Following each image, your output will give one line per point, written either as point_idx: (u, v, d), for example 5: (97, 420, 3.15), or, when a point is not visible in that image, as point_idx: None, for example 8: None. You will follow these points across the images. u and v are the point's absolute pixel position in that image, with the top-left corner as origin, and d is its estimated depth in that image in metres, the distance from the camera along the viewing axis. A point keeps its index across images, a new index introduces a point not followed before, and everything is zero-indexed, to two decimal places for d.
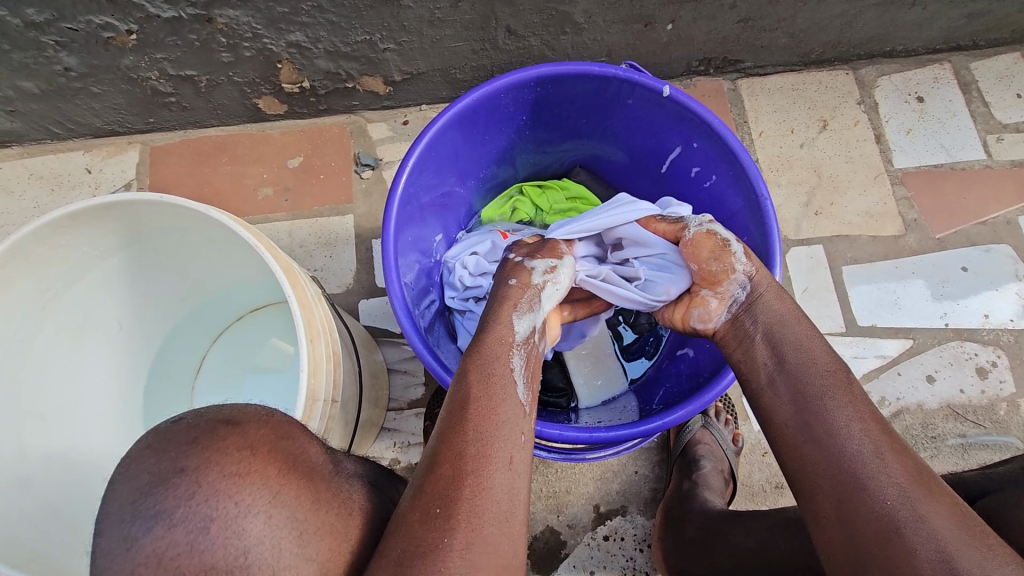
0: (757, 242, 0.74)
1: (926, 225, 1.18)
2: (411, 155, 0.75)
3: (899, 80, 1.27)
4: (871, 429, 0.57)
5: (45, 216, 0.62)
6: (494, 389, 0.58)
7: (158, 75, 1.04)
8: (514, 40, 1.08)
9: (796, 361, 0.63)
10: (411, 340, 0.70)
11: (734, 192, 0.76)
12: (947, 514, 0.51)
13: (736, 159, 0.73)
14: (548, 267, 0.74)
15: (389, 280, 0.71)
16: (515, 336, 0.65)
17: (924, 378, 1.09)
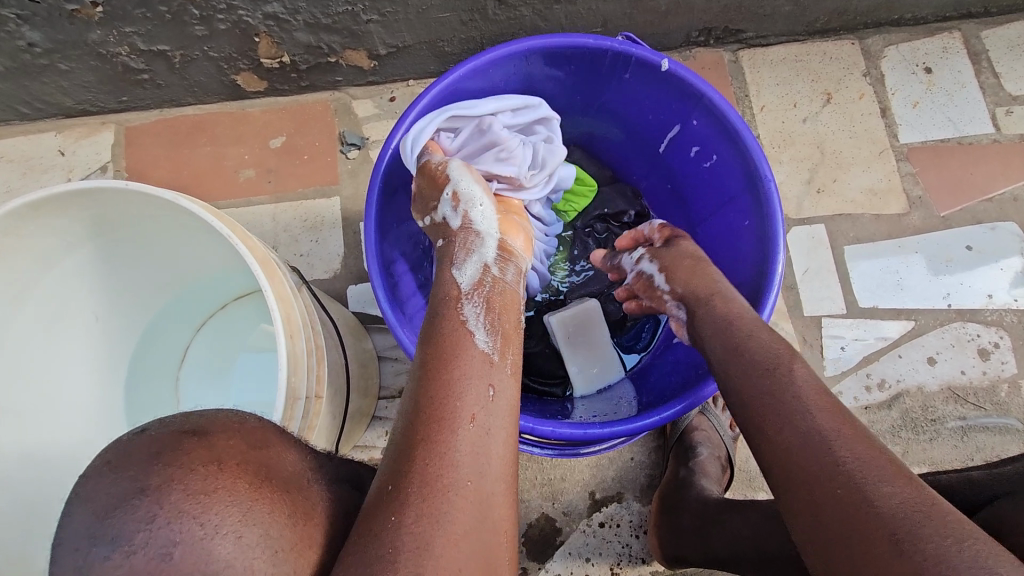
0: (760, 227, 0.69)
1: (930, 202, 1.15)
2: (393, 138, 0.72)
3: (907, 50, 1.22)
4: (819, 414, 0.55)
5: (4, 206, 0.58)
6: (448, 355, 0.57)
7: (129, 51, 0.99)
8: (504, 10, 1.02)
9: (733, 357, 0.63)
10: (396, 333, 0.67)
11: (735, 173, 0.71)
12: (899, 496, 0.49)
13: (738, 138, 0.68)
14: (451, 200, 0.72)
15: (372, 271, 0.69)
16: (460, 288, 0.65)
17: (924, 360, 1.08)
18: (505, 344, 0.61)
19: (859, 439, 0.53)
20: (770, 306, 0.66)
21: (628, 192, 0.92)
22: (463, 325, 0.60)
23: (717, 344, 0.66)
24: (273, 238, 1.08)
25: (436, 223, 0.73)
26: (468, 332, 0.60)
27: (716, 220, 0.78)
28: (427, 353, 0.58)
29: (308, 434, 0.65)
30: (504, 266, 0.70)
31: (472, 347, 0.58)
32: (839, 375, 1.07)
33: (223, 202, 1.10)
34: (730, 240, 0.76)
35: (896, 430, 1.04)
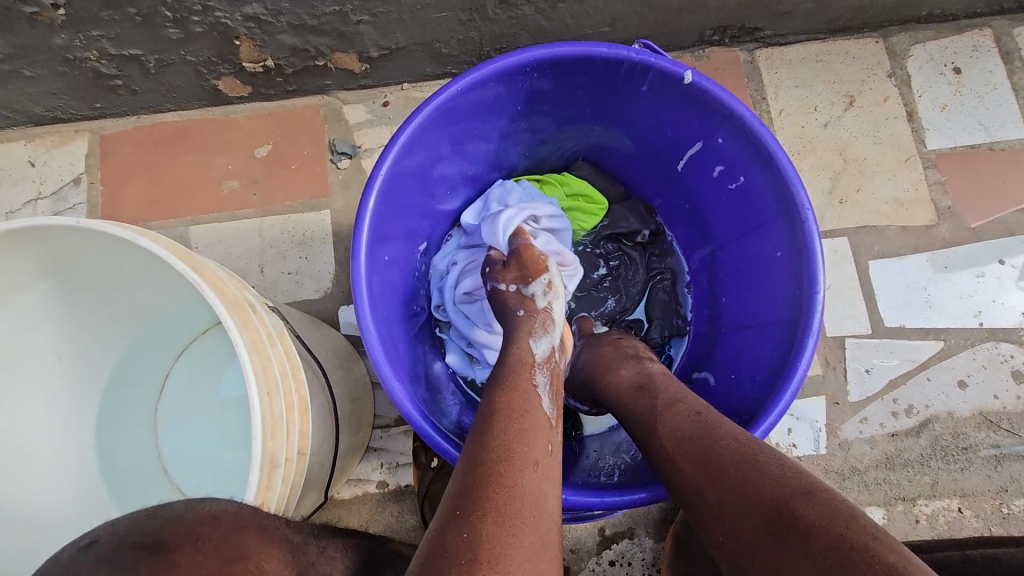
0: (796, 258, 0.63)
1: (960, 213, 1.08)
2: (382, 163, 0.66)
3: (934, 49, 1.14)
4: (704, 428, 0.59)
5: None
6: (520, 405, 0.57)
7: (98, 55, 0.91)
8: (505, 9, 0.94)
9: (628, 402, 0.67)
10: (388, 385, 0.62)
11: (765, 197, 0.66)
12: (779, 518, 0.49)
13: (770, 158, 0.62)
14: (546, 285, 0.74)
15: (362, 314, 0.64)
16: (534, 357, 0.65)
17: (955, 384, 1.01)
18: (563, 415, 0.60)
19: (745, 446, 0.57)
20: (812, 351, 0.59)
21: (641, 210, 0.85)
22: (535, 387, 0.60)
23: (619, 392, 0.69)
24: (259, 255, 1.01)
25: (523, 295, 0.73)
26: (538, 397, 0.59)
27: (743, 246, 0.72)
28: (496, 396, 0.58)
29: (290, 497, 0.58)
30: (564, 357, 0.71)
31: (538, 410, 0.57)
32: (864, 400, 1.01)
33: (206, 216, 1.03)
34: (759, 271, 0.69)
35: (925, 459, 0.98)
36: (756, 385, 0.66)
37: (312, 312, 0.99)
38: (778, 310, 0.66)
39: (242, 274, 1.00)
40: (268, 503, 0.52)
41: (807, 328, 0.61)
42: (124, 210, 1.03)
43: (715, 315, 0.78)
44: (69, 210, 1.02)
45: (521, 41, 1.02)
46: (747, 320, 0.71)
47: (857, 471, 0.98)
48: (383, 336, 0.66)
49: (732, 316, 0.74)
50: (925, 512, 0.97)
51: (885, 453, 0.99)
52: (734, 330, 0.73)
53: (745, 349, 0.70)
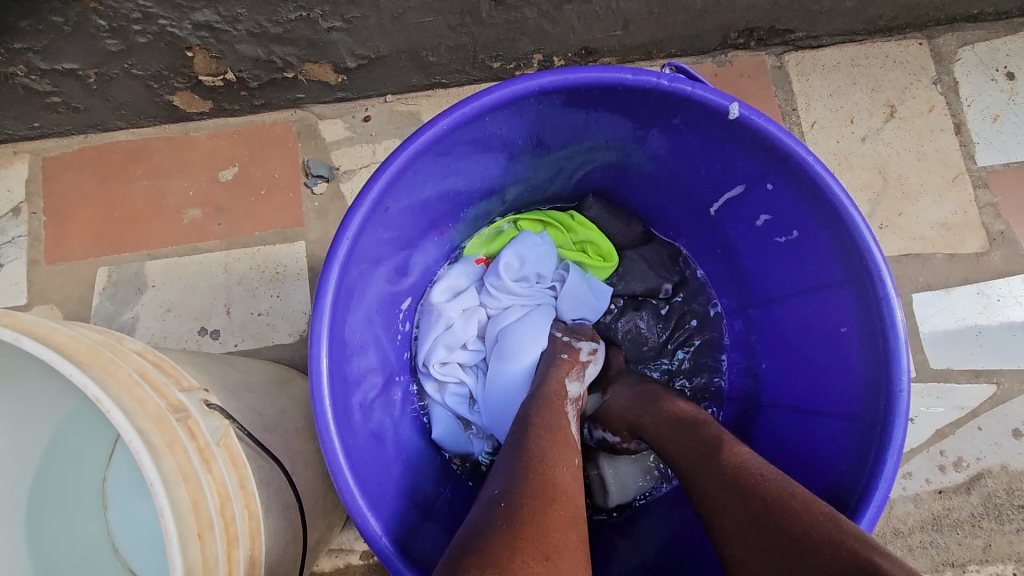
0: (866, 336, 0.56)
1: (1014, 238, 0.96)
2: (349, 227, 0.54)
3: (985, 52, 1.01)
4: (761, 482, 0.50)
5: None
6: (552, 426, 0.56)
7: (26, 70, 0.78)
8: (503, 12, 0.81)
9: (675, 433, 0.59)
10: (357, 515, 0.53)
11: (827, 259, 0.58)
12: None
13: (839, 217, 0.54)
14: (593, 350, 0.70)
15: (322, 426, 0.53)
16: (569, 392, 0.63)
17: (1009, 433, 0.90)
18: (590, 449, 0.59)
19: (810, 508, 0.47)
20: (893, 462, 0.52)
21: (664, 253, 0.75)
22: (563, 408, 0.60)
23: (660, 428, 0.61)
24: (225, 294, 0.89)
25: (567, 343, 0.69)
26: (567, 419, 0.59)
27: (792, 310, 0.65)
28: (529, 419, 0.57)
29: None
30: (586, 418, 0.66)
31: (569, 430, 0.57)
32: (907, 452, 0.89)
33: (165, 249, 0.90)
34: (818, 337, 0.62)
35: (977, 519, 0.87)
36: (819, 478, 0.59)
37: (284, 360, 0.87)
38: (841, 398, 0.59)
39: (205, 315, 0.88)
40: None
41: (886, 428, 0.54)
42: (70, 243, 0.90)
43: (754, 381, 0.70)
44: (7, 245, 0.90)
45: (522, 48, 0.89)
46: (803, 399, 0.64)
47: (901, 533, 0.87)
48: (346, 432, 0.55)
49: (778, 389, 0.67)
50: None
51: (932, 513, 0.87)
52: (783, 407, 0.66)
53: (798, 433, 0.63)
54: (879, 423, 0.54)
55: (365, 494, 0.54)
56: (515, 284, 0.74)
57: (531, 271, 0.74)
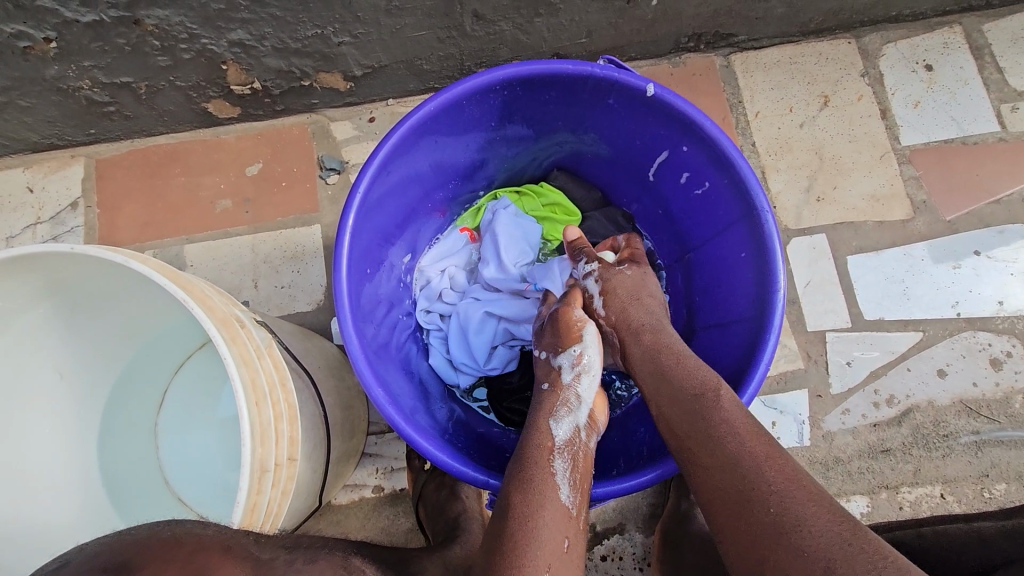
0: (755, 257, 0.72)
1: (935, 206, 1.10)
2: (361, 181, 0.68)
3: (906, 47, 1.17)
4: (747, 440, 0.58)
5: None
6: (535, 505, 0.59)
7: (90, 84, 0.96)
8: (482, 25, 0.98)
9: (651, 359, 0.72)
10: (369, 391, 0.65)
11: (729, 200, 0.74)
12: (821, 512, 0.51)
13: (731, 165, 0.71)
14: (574, 356, 0.76)
15: (345, 328, 0.66)
16: (553, 441, 0.67)
17: (934, 373, 1.03)
18: (583, 500, 0.62)
19: (780, 460, 0.57)
20: (772, 346, 0.67)
21: (619, 215, 0.93)
22: (551, 475, 0.62)
23: (646, 359, 0.72)
24: (252, 271, 1.03)
25: (551, 365, 0.77)
26: (555, 484, 0.62)
27: (712, 249, 0.80)
28: (512, 496, 0.61)
29: (282, 498, 0.63)
30: (592, 433, 0.71)
31: (555, 499, 0.61)
32: (845, 392, 1.03)
33: (200, 234, 1.05)
34: (729, 267, 0.77)
35: (907, 447, 1.01)
36: (725, 379, 0.75)
37: (304, 324, 1.01)
38: (742, 308, 0.75)
39: (236, 289, 1.02)
40: (258, 506, 0.57)
41: (768, 325, 0.69)
42: (121, 231, 1.05)
43: (691, 312, 0.86)
44: (67, 233, 1.04)
45: (501, 55, 1.05)
46: (721, 316, 0.79)
47: (841, 460, 1.00)
48: (369, 344, 0.71)
49: (707, 313, 0.82)
50: (908, 500, 0.99)
51: (867, 443, 1.01)
52: (710, 325, 0.81)
53: (716, 346, 0.79)
54: (764, 323, 0.69)
55: (378, 380, 0.67)
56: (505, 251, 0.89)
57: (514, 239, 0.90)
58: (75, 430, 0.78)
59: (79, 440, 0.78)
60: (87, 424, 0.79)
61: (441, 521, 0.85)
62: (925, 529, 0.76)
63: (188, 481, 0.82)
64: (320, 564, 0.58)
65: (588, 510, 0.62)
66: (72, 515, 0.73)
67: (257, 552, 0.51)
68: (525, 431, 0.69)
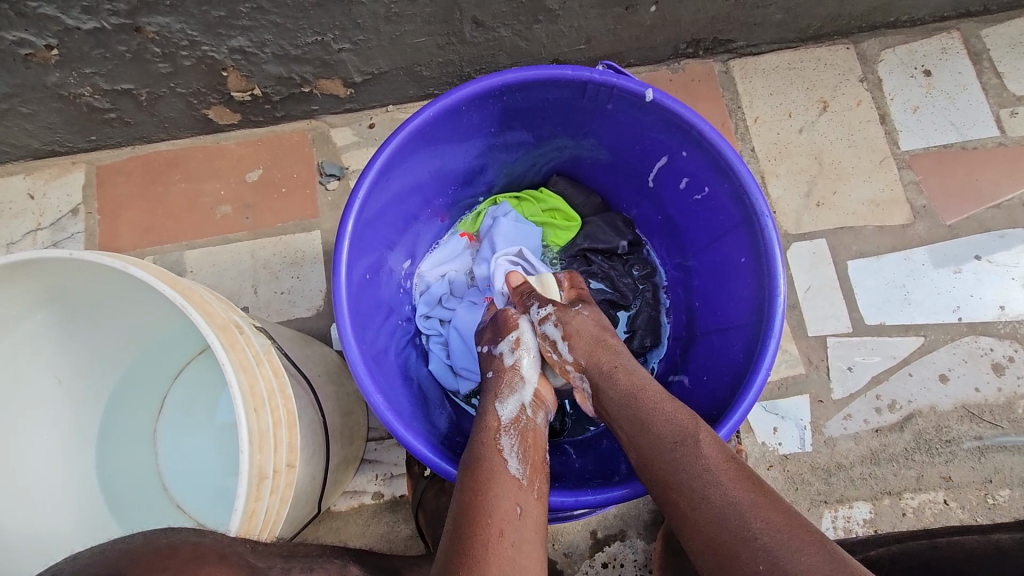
0: (755, 262, 0.71)
1: (935, 211, 1.10)
2: (360, 187, 0.68)
3: (904, 53, 1.17)
4: (734, 489, 0.56)
5: None
6: (484, 479, 0.59)
7: (91, 91, 0.96)
8: (481, 32, 0.98)
9: (621, 403, 0.68)
10: (368, 397, 0.65)
11: (728, 206, 0.74)
12: (813, 560, 0.50)
13: (729, 170, 0.70)
14: (512, 341, 0.76)
15: (344, 334, 0.66)
16: (500, 420, 0.67)
17: (936, 378, 1.03)
18: (535, 472, 0.62)
19: (768, 502, 0.55)
20: (772, 352, 0.66)
21: (618, 220, 0.93)
22: (498, 450, 0.63)
23: (617, 404, 0.68)
24: (252, 277, 1.03)
25: (491, 355, 0.77)
26: (502, 458, 0.62)
27: (711, 254, 0.80)
28: (466, 475, 0.60)
29: (283, 504, 0.63)
30: (539, 411, 0.72)
31: (505, 471, 0.60)
32: (847, 397, 1.02)
33: (200, 239, 1.05)
34: (729, 273, 0.77)
35: (910, 453, 1.00)
36: (725, 386, 0.74)
37: (303, 330, 1.01)
38: (743, 314, 0.74)
39: (235, 295, 1.02)
40: (256, 513, 0.56)
41: (769, 331, 0.68)
42: (121, 237, 1.05)
43: (692, 318, 0.86)
44: (67, 240, 1.05)
45: (500, 62, 1.05)
46: (721, 322, 0.79)
47: (844, 466, 1.00)
48: (367, 347, 0.71)
49: (708, 318, 0.82)
50: (911, 506, 0.98)
51: (869, 449, 1.00)
52: (711, 331, 0.81)
53: (717, 352, 0.78)
54: (764, 329, 0.69)
55: (377, 385, 0.67)
56: (498, 231, 0.90)
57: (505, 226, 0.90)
58: (72, 437, 0.77)
59: (78, 446, 0.78)
60: (86, 430, 0.79)
61: (440, 529, 0.85)
62: (938, 538, 0.75)
63: (185, 486, 0.82)
64: (317, 573, 0.58)
65: (542, 480, 0.62)
66: (72, 523, 0.72)
67: (253, 561, 0.51)
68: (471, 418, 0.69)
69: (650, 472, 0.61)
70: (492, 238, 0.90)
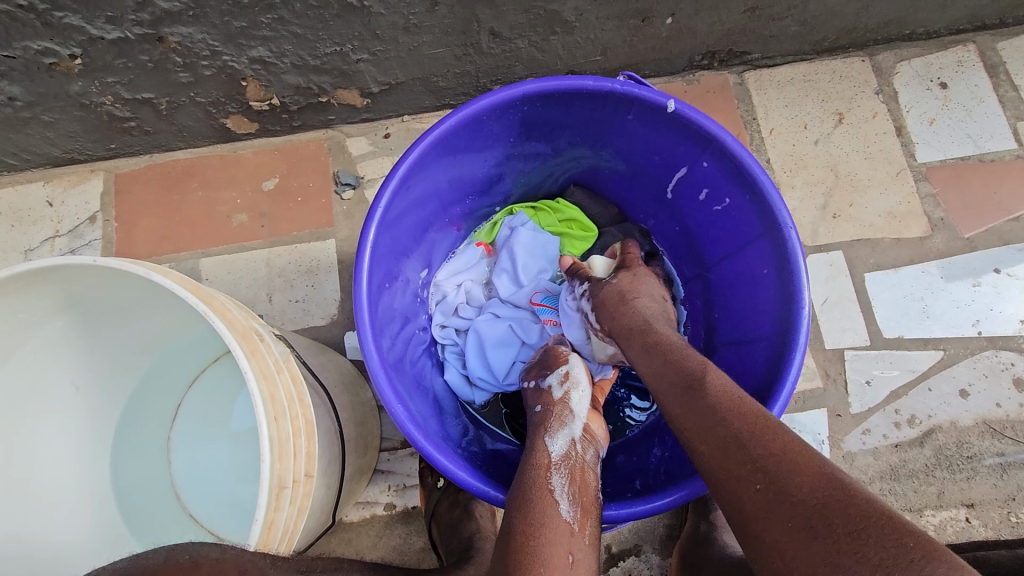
0: (779, 273, 0.71)
1: (954, 224, 1.09)
2: (382, 196, 0.69)
3: (920, 66, 1.17)
4: (737, 418, 0.56)
5: (9, 271, 0.57)
6: (535, 520, 0.58)
7: (112, 100, 0.97)
8: (499, 43, 0.99)
9: (642, 355, 0.70)
10: (388, 407, 0.65)
11: (749, 217, 0.74)
12: (808, 477, 0.49)
13: (752, 180, 0.70)
14: (562, 375, 0.77)
15: (364, 343, 0.66)
16: (550, 457, 0.66)
17: (956, 393, 1.01)
18: (585, 515, 0.61)
19: (771, 431, 0.54)
20: (797, 366, 0.66)
21: (637, 229, 0.92)
22: (548, 489, 0.62)
23: (642, 357, 0.70)
24: (267, 285, 1.03)
25: (540, 389, 0.77)
26: (554, 498, 0.61)
27: (731, 265, 0.80)
28: (514, 516, 0.59)
29: (300, 516, 0.62)
30: (590, 447, 0.70)
31: (556, 515, 0.59)
32: (865, 412, 1.01)
33: (215, 247, 1.05)
34: (750, 284, 0.76)
35: (930, 469, 0.98)
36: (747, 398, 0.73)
37: (318, 339, 1.01)
38: (765, 326, 0.73)
39: (250, 303, 1.02)
40: (275, 524, 0.56)
41: (793, 344, 0.68)
42: (137, 245, 1.06)
43: (711, 329, 0.85)
44: (84, 247, 1.05)
45: (516, 72, 1.06)
46: (742, 334, 0.78)
47: (862, 482, 0.98)
48: (386, 356, 0.70)
49: (728, 329, 0.81)
50: (932, 523, 0.96)
51: (889, 465, 0.99)
52: (730, 343, 0.80)
53: (738, 364, 0.78)
54: (789, 341, 0.68)
55: (397, 395, 0.66)
56: (518, 245, 0.90)
57: (524, 240, 0.90)
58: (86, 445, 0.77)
59: (91, 455, 0.77)
60: (100, 439, 0.78)
61: (455, 539, 0.84)
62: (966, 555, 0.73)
63: (197, 496, 0.82)
64: None
65: (592, 524, 0.61)
66: (86, 532, 0.72)
67: None
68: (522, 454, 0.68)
69: (665, 411, 0.63)
70: (511, 251, 0.91)
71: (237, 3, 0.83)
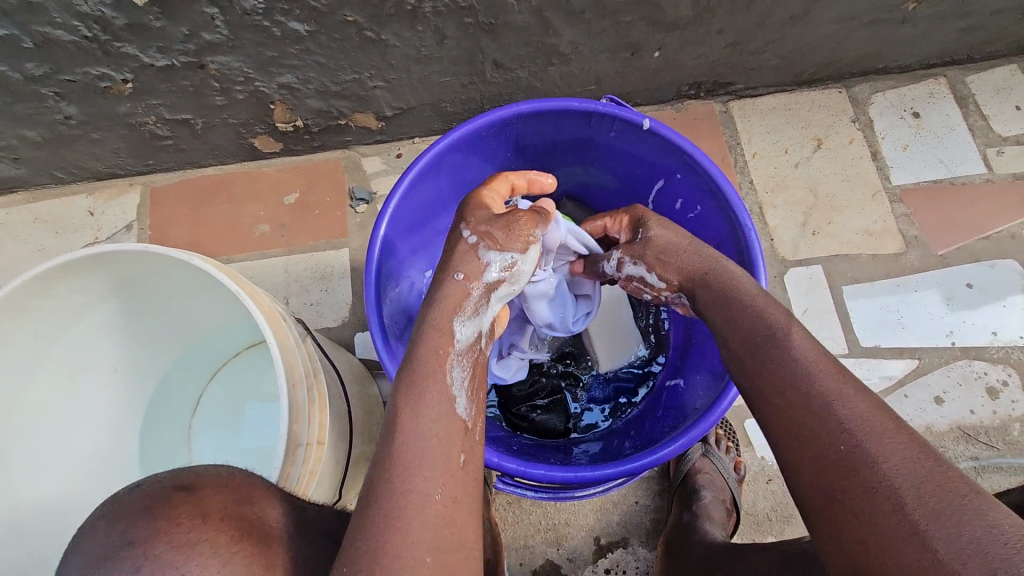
0: None
1: (927, 241, 1.16)
2: (391, 200, 0.77)
3: (894, 97, 1.26)
4: (825, 378, 0.58)
5: (74, 254, 0.66)
6: (424, 407, 0.59)
7: (155, 120, 1.08)
8: (502, 73, 1.09)
9: (709, 304, 0.73)
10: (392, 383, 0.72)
11: (717, 221, 0.82)
12: (901, 449, 0.52)
13: (718, 189, 0.78)
14: (506, 265, 0.74)
15: (372, 328, 0.74)
16: (454, 347, 0.66)
17: (931, 400, 1.07)
18: (477, 412, 0.62)
19: (859, 397, 0.56)
20: None
21: None
22: (443, 383, 0.62)
23: (710, 301, 0.73)
24: (284, 289, 1.12)
25: (477, 258, 0.73)
26: (449, 394, 0.61)
27: None
28: (405, 399, 0.59)
29: (313, 479, 0.69)
30: (489, 343, 0.72)
31: (449, 409, 0.60)
32: None
33: (238, 255, 1.15)
34: None
35: None
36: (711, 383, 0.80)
37: (330, 338, 1.09)
38: None
39: None
40: (290, 477, 0.63)
41: None
42: None
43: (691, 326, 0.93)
44: None
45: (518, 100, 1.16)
46: None
47: None
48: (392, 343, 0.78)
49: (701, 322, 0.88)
50: None
51: None
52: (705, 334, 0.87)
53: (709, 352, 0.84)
54: None
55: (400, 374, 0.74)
56: None
57: None
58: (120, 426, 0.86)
59: (124, 435, 0.86)
60: (132, 420, 0.88)
61: None
62: None
63: None
64: None
65: (481, 422, 0.62)
66: None
67: None
68: (422, 331, 0.67)
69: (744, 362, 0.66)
70: None
71: (271, 35, 0.94)
